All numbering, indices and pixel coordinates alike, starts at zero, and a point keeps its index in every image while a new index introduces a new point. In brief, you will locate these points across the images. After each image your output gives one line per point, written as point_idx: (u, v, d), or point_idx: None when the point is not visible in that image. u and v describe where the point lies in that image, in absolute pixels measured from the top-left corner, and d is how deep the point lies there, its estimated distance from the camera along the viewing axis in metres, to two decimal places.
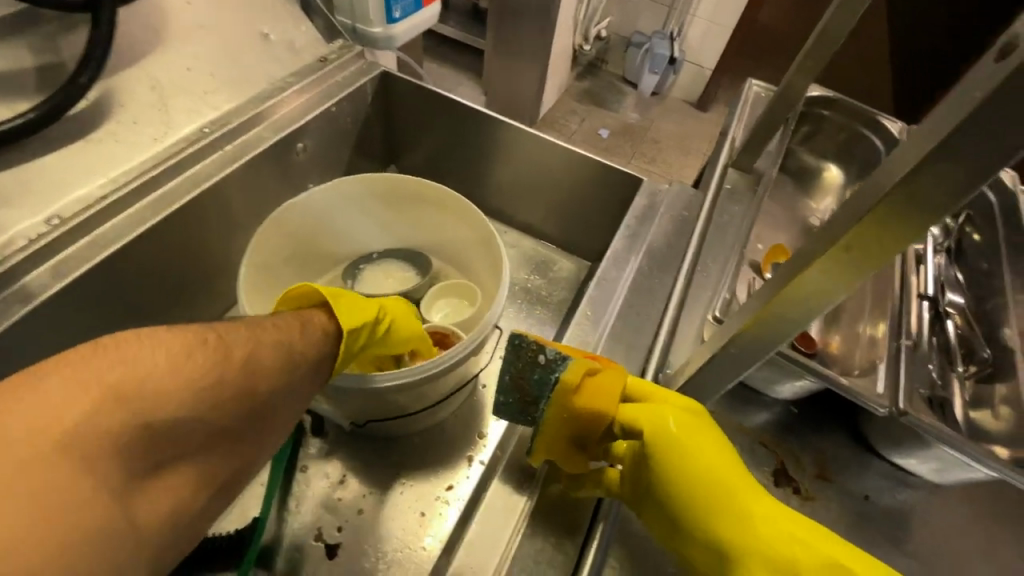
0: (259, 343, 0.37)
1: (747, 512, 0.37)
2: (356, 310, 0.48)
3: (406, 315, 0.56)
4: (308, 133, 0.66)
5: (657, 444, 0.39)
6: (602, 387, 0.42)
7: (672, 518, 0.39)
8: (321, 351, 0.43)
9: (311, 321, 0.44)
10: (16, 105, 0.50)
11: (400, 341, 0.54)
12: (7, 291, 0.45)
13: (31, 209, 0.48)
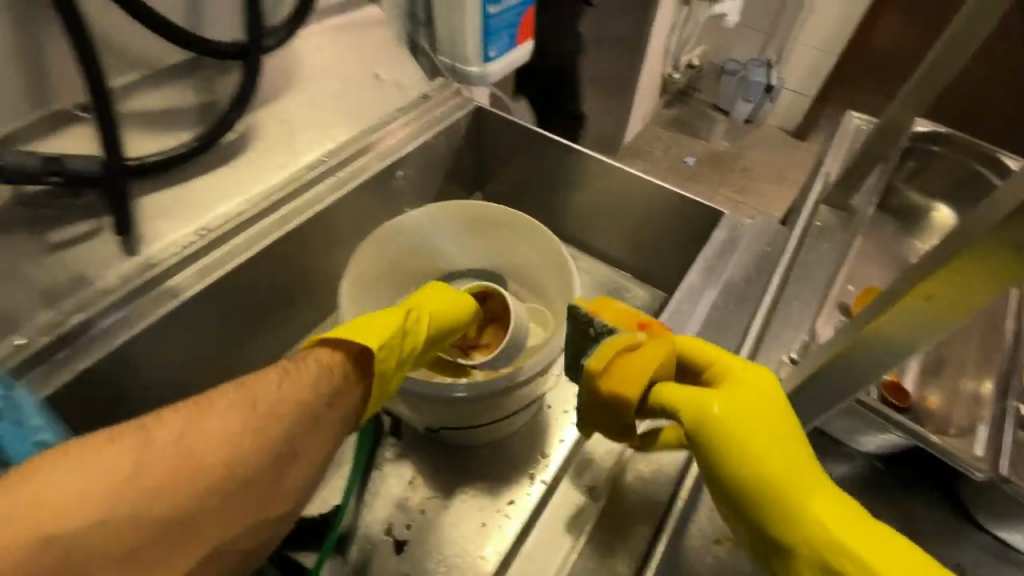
0: (197, 418, 0.36)
1: (803, 509, 0.36)
2: (380, 334, 0.48)
3: (440, 298, 0.59)
4: (407, 162, 0.73)
5: (714, 432, 0.39)
6: (643, 368, 0.42)
7: (731, 504, 0.39)
8: (320, 389, 0.42)
9: (314, 357, 0.43)
10: (179, 131, 0.58)
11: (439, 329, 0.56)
12: (160, 288, 0.54)
13: (184, 222, 0.57)
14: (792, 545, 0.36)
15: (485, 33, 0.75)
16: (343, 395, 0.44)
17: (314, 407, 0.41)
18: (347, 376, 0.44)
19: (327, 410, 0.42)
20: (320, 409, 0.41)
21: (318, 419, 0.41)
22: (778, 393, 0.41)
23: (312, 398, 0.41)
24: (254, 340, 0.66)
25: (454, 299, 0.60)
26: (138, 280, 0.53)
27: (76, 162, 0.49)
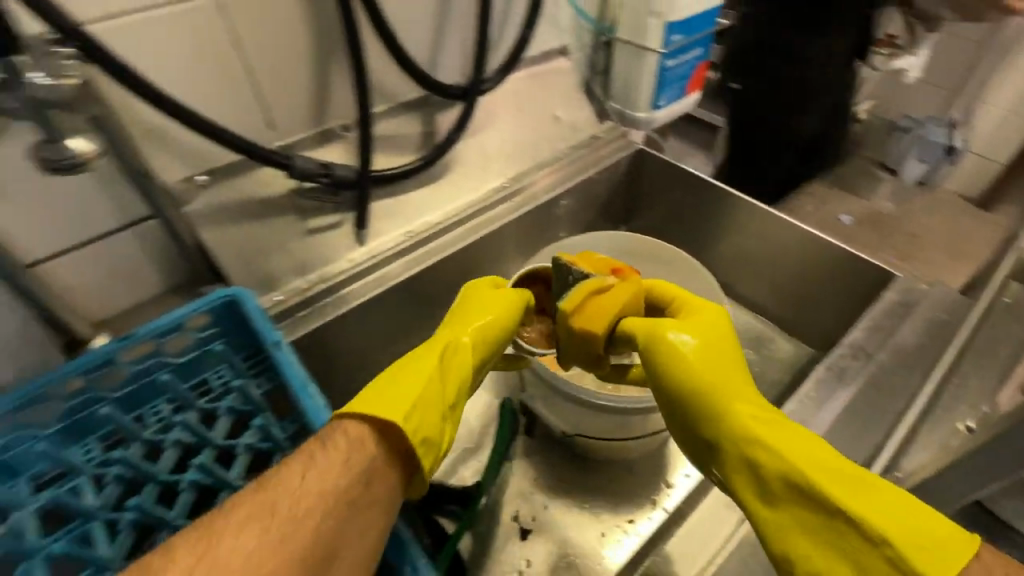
0: (222, 538, 0.38)
1: (735, 412, 0.46)
2: (405, 402, 0.47)
3: (477, 313, 0.55)
4: (571, 193, 0.82)
5: (662, 351, 0.49)
6: (608, 303, 0.51)
7: (680, 407, 0.50)
8: (352, 461, 0.43)
9: (333, 442, 0.44)
10: (405, 154, 0.70)
11: (482, 347, 0.54)
12: (376, 274, 0.67)
13: (398, 225, 0.70)
14: (724, 435, 0.46)
15: (660, 84, 0.81)
16: (376, 471, 0.44)
17: (350, 496, 0.42)
18: (369, 442, 0.45)
19: (360, 491, 0.42)
20: (352, 490, 0.42)
21: (362, 502, 0.43)
22: (721, 333, 0.51)
23: (340, 484, 0.42)
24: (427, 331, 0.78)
25: (489, 318, 0.55)
26: (363, 265, 0.66)
27: (342, 169, 0.62)
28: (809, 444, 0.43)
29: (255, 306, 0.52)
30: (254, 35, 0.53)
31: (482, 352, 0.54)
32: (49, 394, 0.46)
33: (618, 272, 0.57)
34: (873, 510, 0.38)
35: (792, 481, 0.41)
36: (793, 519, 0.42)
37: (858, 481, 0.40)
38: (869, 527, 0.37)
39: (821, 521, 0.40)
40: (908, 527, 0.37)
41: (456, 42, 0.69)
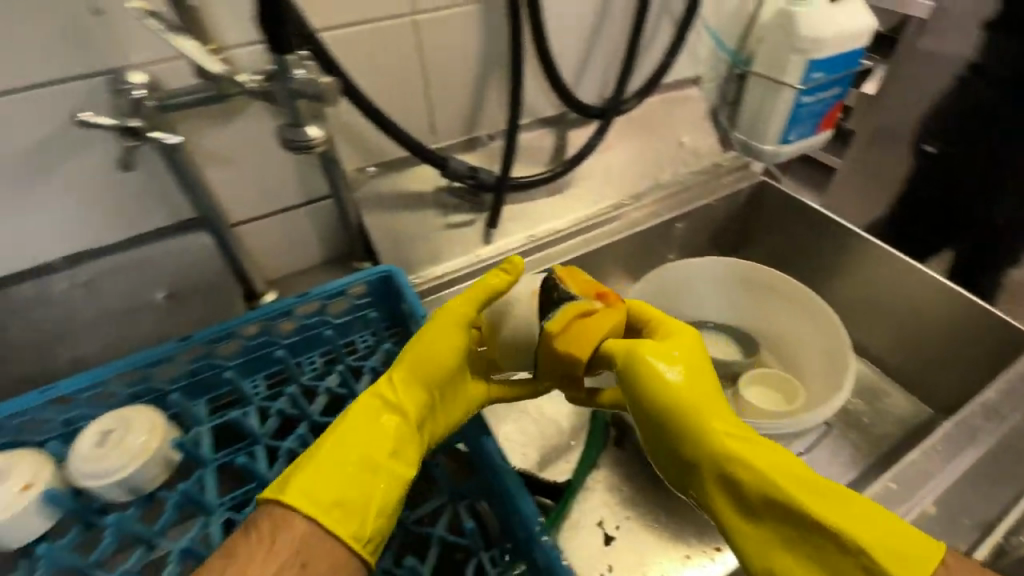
0: None
1: (717, 433, 0.45)
2: (323, 473, 0.44)
3: (421, 351, 0.49)
4: (688, 217, 0.84)
5: (645, 375, 0.47)
6: (588, 341, 0.49)
7: (658, 430, 0.48)
8: (277, 546, 0.40)
9: (255, 528, 0.41)
10: (534, 164, 0.74)
11: (409, 392, 0.48)
12: (498, 270, 0.72)
13: (523, 228, 0.75)
14: (707, 457, 0.46)
15: (791, 118, 0.83)
16: (305, 544, 0.41)
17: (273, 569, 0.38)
18: (285, 516, 0.41)
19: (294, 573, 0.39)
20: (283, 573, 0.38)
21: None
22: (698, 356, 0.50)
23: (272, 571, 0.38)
24: None
25: (432, 352, 0.49)
26: (491, 261, 0.72)
27: (485, 173, 0.68)
28: (785, 466, 0.44)
29: (406, 282, 0.59)
30: (439, 47, 0.61)
31: (416, 396, 0.48)
32: (241, 331, 0.55)
33: (603, 296, 0.52)
34: (854, 525, 0.41)
35: (778, 501, 0.43)
36: (775, 531, 0.43)
37: (836, 498, 0.42)
38: (848, 539, 0.40)
39: (800, 534, 0.42)
40: (881, 536, 0.40)
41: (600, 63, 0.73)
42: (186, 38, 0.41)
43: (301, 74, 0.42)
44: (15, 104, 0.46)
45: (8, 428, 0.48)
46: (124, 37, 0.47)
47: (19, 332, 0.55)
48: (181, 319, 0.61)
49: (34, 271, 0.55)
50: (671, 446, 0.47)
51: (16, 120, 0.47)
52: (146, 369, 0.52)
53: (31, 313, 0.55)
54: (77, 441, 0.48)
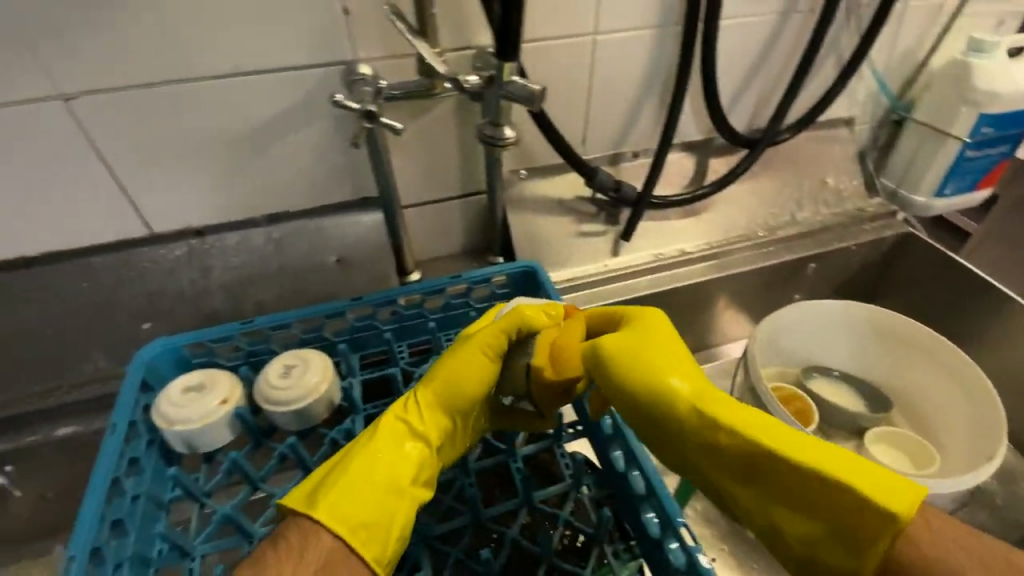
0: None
1: (698, 421, 0.42)
2: (350, 492, 0.44)
3: (452, 377, 0.49)
4: (822, 258, 0.82)
5: (617, 364, 0.45)
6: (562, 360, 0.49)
7: (640, 415, 0.45)
8: (307, 559, 0.40)
9: (283, 542, 0.41)
10: (673, 184, 0.75)
11: (431, 421, 0.49)
12: (624, 282, 0.74)
13: (653, 245, 0.76)
14: (688, 434, 0.43)
15: (950, 172, 0.80)
16: (333, 559, 0.41)
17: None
18: (314, 531, 0.42)
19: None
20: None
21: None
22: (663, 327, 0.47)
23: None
24: None
25: (463, 380, 0.49)
26: (620, 272, 0.74)
27: (628, 188, 0.70)
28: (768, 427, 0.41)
29: (548, 278, 0.63)
30: (611, 64, 0.64)
31: (434, 423, 0.49)
32: (400, 301, 0.62)
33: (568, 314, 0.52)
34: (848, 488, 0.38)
35: (767, 468, 0.40)
36: (765, 497, 0.41)
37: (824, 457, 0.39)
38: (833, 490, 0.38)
39: (793, 498, 0.40)
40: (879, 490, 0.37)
41: (756, 94, 0.74)
42: (422, 41, 0.48)
43: (517, 78, 0.47)
44: (267, 81, 0.55)
45: (212, 349, 0.56)
46: (360, 34, 0.54)
47: (222, 272, 0.64)
48: (342, 284, 0.67)
49: (242, 223, 0.65)
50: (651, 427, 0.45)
51: (264, 95, 0.56)
52: (322, 320, 0.60)
53: (232, 257, 0.64)
54: (263, 371, 0.55)
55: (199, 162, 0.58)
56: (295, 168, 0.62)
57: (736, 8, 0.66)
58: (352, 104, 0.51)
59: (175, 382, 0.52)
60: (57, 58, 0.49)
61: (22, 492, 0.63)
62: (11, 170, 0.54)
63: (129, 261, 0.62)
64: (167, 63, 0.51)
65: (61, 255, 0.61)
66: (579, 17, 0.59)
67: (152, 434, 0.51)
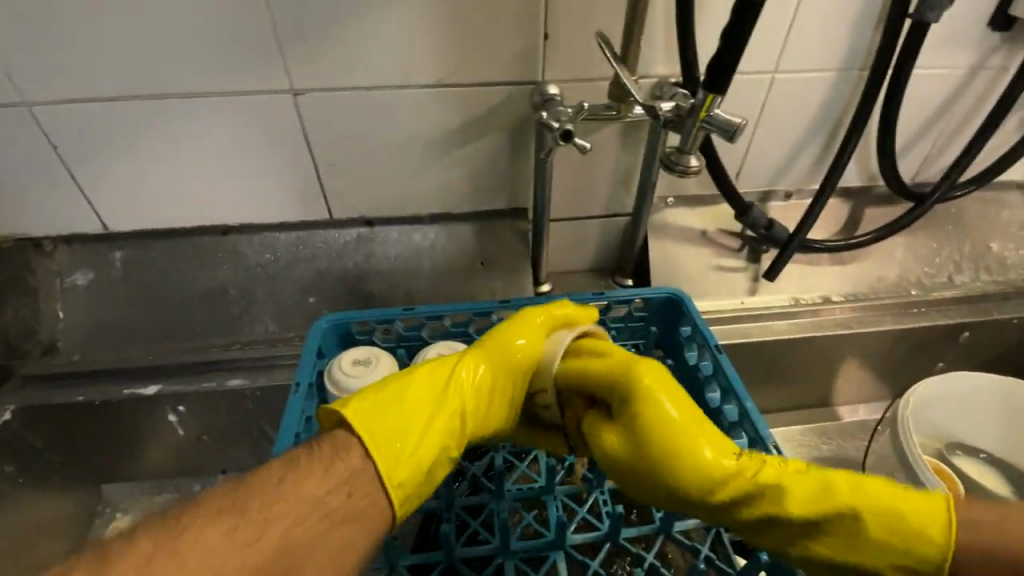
0: (294, 472, 0.38)
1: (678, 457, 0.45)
2: (384, 414, 0.43)
3: (499, 339, 0.49)
4: (979, 327, 0.76)
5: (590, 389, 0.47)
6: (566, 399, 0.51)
7: (628, 467, 0.45)
8: (334, 472, 0.39)
9: (318, 449, 0.40)
10: (823, 229, 0.74)
11: (471, 374, 0.47)
12: (761, 321, 0.72)
13: (795, 289, 0.74)
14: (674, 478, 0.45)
15: None
16: (358, 476, 0.39)
17: (326, 487, 0.38)
18: (345, 447, 0.41)
19: (341, 502, 0.38)
20: (330, 498, 0.37)
21: (344, 514, 0.38)
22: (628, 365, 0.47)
23: (320, 494, 0.37)
24: (766, 394, 0.79)
25: (514, 348, 0.49)
26: (759, 312, 0.72)
27: (779, 228, 0.69)
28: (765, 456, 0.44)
29: (694, 305, 0.62)
30: (784, 104, 0.63)
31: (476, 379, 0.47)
32: None
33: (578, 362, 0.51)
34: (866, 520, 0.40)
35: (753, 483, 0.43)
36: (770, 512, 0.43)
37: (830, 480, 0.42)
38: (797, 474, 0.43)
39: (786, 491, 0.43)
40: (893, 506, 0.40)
41: (924, 148, 0.72)
42: (624, 69, 0.51)
43: (718, 112, 0.49)
44: (459, 92, 0.60)
45: (374, 328, 0.61)
46: (552, 57, 0.59)
47: (381, 260, 0.70)
48: (484, 286, 0.71)
49: (406, 219, 0.70)
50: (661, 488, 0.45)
51: (455, 104, 0.61)
52: (469, 317, 0.63)
53: (392, 248, 0.70)
54: (419, 356, 0.58)
55: (386, 159, 0.64)
56: (464, 173, 0.67)
57: (922, 59, 0.64)
58: (552, 122, 0.54)
59: (346, 353, 0.57)
60: (299, 56, 0.56)
61: (183, 431, 0.70)
62: (235, 149, 0.62)
63: (307, 239, 0.69)
64: (383, 69, 0.58)
65: (253, 228, 0.69)
66: (763, 56, 0.59)
67: (321, 397, 0.56)
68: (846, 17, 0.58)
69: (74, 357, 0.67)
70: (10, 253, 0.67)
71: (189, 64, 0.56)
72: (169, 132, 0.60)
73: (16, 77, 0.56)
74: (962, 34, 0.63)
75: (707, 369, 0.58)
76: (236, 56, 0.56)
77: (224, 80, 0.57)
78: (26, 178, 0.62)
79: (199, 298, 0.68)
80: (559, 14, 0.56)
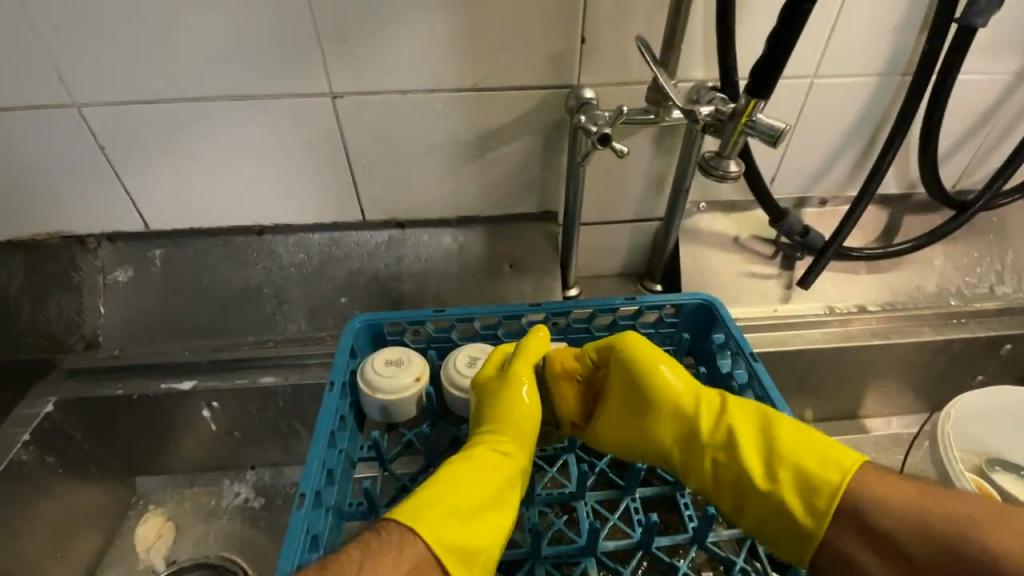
0: (374, 549, 0.40)
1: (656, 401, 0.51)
2: (441, 517, 0.43)
3: (508, 420, 0.50)
4: (1022, 340, 0.73)
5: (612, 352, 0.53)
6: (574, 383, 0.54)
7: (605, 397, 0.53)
8: (405, 558, 0.40)
9: (386, 536, 0.41)
10: (858, 237, 0.72)
11: (503, 463, 0.48)
12: (794, 329, 0.70)
13: (829, 298, 0.72)
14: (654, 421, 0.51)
15: None
16: (426, 561, 0.40)
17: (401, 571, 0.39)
18: (409, 536, 0.41)
19: None
20: None
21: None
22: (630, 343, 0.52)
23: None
24: (797, 403, 0.77)
25: (523, 417, 0.50)
26: (792, 319, 0.71)
27: (815, 235, 0.67)
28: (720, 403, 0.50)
29: (727, 312, 0.61)
30: (822, 110, 0.62)
31: (507, 467, 0.48)
32: (571, 313, 0.63)
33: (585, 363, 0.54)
34: (808, 452, 0.45)
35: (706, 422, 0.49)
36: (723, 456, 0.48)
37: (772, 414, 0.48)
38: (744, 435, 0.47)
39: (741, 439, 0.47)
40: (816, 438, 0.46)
41: (965, 155, 0.70)
42: (664, 73, 0.51)
43: (760, 117, 0.48)
44: (495, 98, 0.61)
45: (405, 329, 0.61)
46: (588, 62, 0.59)
47: (412, 262, 0.70)
48: (514, 289, 0.71)
49: (436, 221, 0.71)
50: (636, 404, 0.51)
51: (489, 109, 0.62)
52: (499, 319, 0.63)
53: (423, 250, 0.71)
54: (450, 357, 0.59)
55: (420, 161, 0.65)
56: (496, 176, 0.67)
57: (968, 64, 0.63)
58: (590, 126, 0.54)
59: (378, 353, 0.58)
60: (339, 60, 0.57)
61: (216, 426, 0.72)
62: (273, 151, 0.63)
63: (341, 240, 0.70)
64: (420, 73, 0.58)
65: (288, 228, 0.70)
66: (803, 60, 0.58)
67: (353, 396, 0.57)
68: (890, 21, 0.57)
69: (115, 351, 0.70)
70: (56, 249, 0.69)
71: (233, 67, 0.58)
72: (211, 133, 0.62)
73: (68, 79, 0.58)
74: (1011, 39, 0.61)
75: (742, 377, 0.57)
76: (279, 60, 0.57)
77: (266, 84, 0.59)
78: (73, 176, 0.64)
79: (235, 296, 0.69)
80: (597, 18, 0.56)
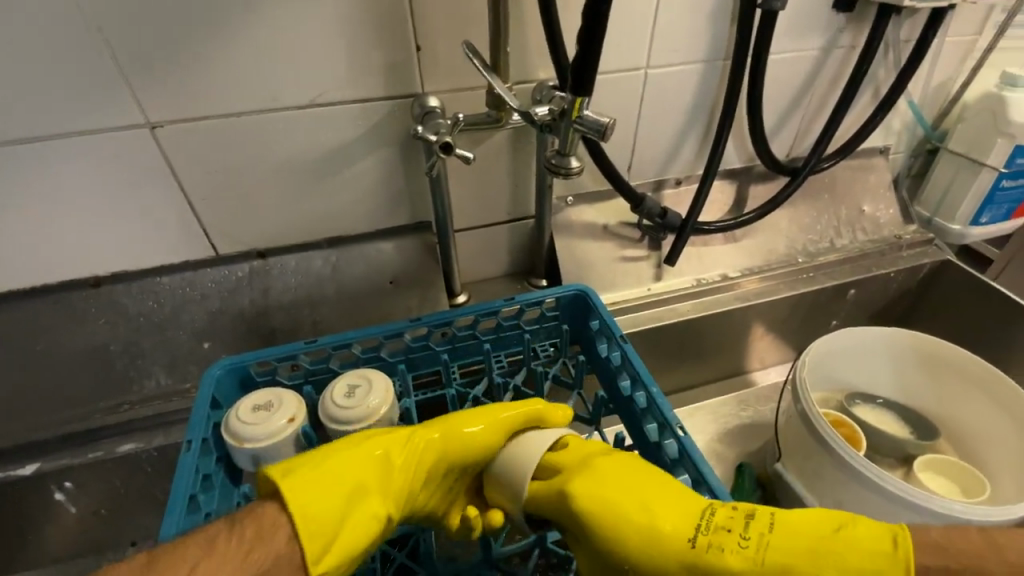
0: (210, 547, 0.37)
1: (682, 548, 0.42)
2: (315, 481, 0.42)
3: (458, 426, 0.48)
4: (862, 284, 0.83)
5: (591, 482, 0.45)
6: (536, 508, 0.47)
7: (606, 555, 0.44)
8: (256, 556, 0.38)
9: (240, 528, 0.39)
10: (713, 211, 0.78)
11: (409, 463, 0.46)
12: (667, 304, 0.75)
13: (697, 270, 0.77)
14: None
15: (985, 202, 0.82)
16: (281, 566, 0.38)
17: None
18: (274, 525, 0.40)
19: None
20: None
21: None
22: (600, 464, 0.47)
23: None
24: (687, 371, 0.82)
25: (468, 432, 0.48)
26: (664, 295, 0.75)
27: (673, 215, 0.71)
28: (737, 510, 0.44)
29: (599, 299, 0.62)
30: (662, 96, 0.66)
31: (424, 461, 0.47)
32: (455, 322, 0.62)
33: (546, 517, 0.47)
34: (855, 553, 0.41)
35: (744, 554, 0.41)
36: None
37: (803, 534, 0.42)
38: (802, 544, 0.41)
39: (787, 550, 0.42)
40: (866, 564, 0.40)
41: (793, 126, 0.77)
42: (495, 76, 0.51)
43: (587, 113, 0.50)
44: (338, 112, 0.58)
45: (275, 367, 0.57)
46: (429, 68, 0.58)
47: (280, 292, 0.66)
48: (396, 305, 0.69)
49: (301, 246, 0.67)
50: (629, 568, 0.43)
51: (336, 123, 0.59)
52: (380, 340, 0.60)
53: (290, 278, 0.67)
54: (328, 387, 0.55)
55: (269, 185, 0.61)
56: (357, 192, 0.65)
57: (777, 46, 0.69)
58: (431, 135, 0.54)
59: (245, 399, 0.53)
60: (153, 88, 0.52)
61: (77, 508, 0.64)
62: (96, 193, 0.57)
63: (195, 280, 0.64)
64: (251, 94, 0.55)
65: (130, 275, 0.63)
66: (635, 51, 0.61)
67: (221, 449, 0.53)
68: (705, 11, 0.61)
69: None
70: None
71: (24, 107, 0.50)
72: (13, 184, 0.54)
73: None
74: (810, 20, 0.68)
75: (616, 360, 0.59)
76: (81, 94, 0.51)
77: (70, 121, 0.52)
78: None
79: (74, 361, 0.61)
80: (428, 24, 0.55)
